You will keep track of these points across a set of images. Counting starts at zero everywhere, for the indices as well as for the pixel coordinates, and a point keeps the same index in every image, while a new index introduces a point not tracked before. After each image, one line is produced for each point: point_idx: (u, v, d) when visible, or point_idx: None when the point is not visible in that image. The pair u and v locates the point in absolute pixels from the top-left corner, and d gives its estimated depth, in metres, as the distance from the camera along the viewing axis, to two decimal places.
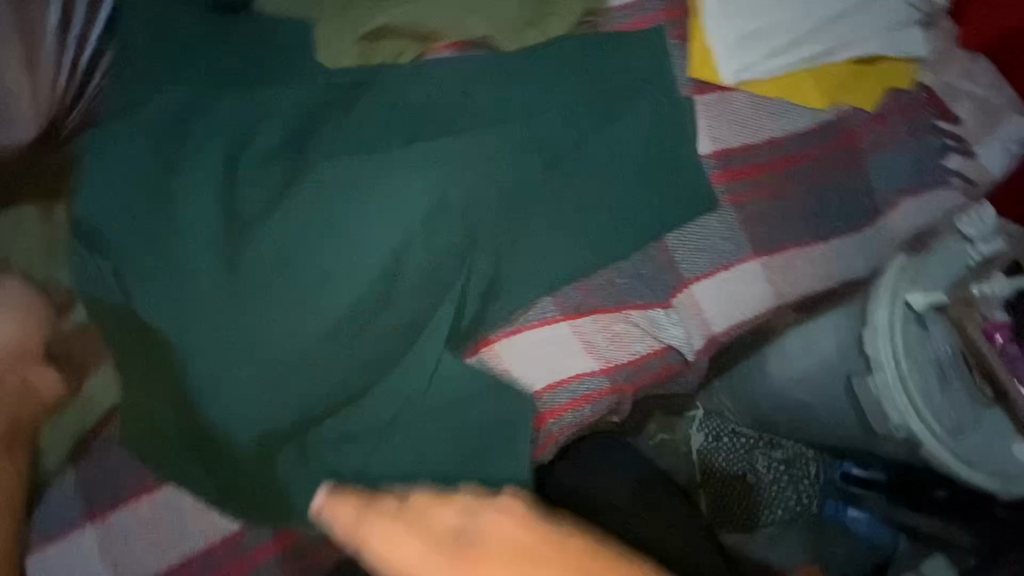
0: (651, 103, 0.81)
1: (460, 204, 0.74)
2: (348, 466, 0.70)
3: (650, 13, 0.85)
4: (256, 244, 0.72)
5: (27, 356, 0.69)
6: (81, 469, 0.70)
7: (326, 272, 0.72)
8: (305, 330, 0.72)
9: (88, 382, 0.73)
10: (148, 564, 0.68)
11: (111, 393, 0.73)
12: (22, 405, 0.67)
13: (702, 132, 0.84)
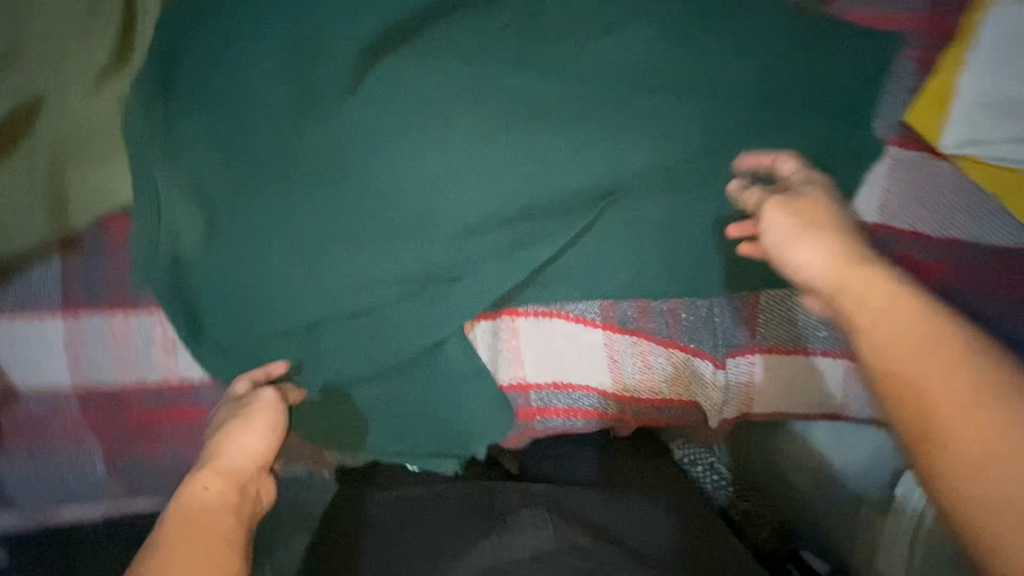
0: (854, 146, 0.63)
1: (558, 159, 0.61)
2: (319, 380, 0.64)
3: (903, 15, 0.64)
4: (310, 98, 0.59)
5: (261, 441, 0.54)
6: (65, 262, 0.60)
7: (371, 167, 0.59)
8: (320, 221, 0.60)
9: (261, 434, 0.55)
10: (104, 377, 0.63)
11: (265, 442, 0.55)
12: (230, 475, 0.51)
13: (875, 193, 0.65)
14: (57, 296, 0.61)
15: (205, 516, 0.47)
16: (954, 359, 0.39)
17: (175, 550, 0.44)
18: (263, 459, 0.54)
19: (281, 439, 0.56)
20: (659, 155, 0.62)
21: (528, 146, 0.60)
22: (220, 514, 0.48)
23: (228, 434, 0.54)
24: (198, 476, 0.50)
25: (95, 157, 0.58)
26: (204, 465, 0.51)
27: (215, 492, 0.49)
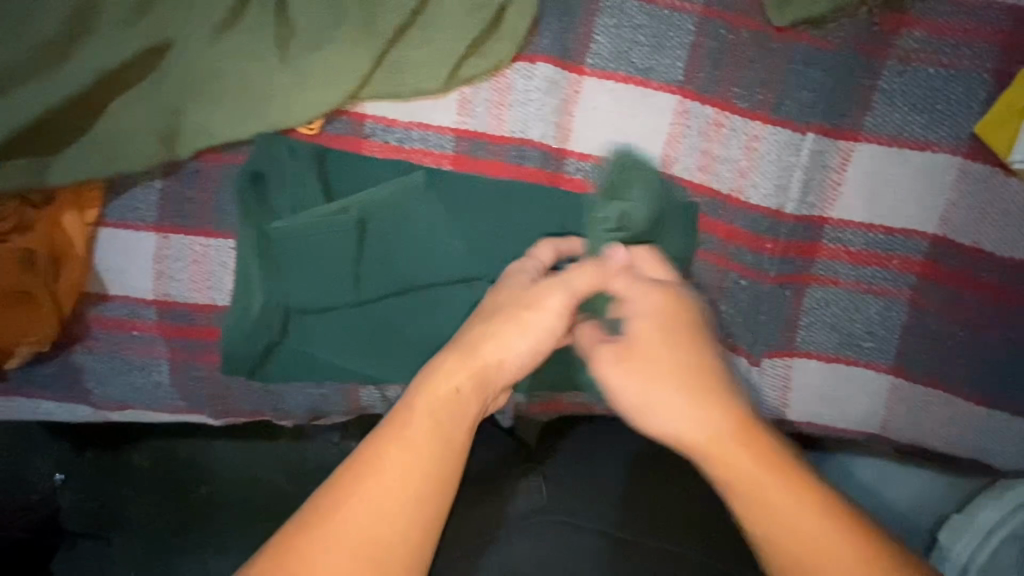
0: (899, 160, 0.64)
1: (598, 143, 0.68)
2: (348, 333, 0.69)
3: (983, 27, 0.62)
4: (385, 90, 0.67)
5: (448, 367, 0.50)
6: (165, 185, 0.69)
7: (423, 188, 0.67)
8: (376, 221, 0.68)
9: (526, 344, 0.52)
10: (180, 292, 0.70)
11: (522, 357, 0.52)
12: (421, 509, 0.45)
13: (936, 204, 0.65)
14: (153, 215, 0.69)
15: (361, 525, 0.43)
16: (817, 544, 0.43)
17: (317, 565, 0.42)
18: (472, 409, 0.49)
19: (478, 403, 0.50)
20: (705, 159, 0.66)
21: (573, 124, 0.67)
22: (374, 534, 0.43)
23: (397, 442, 0.47)
24: (354, 484, 0.45)
25: (203, 99, 0.65)
26: (307, 539, 0.43)
27: (401, 522, 0.44)
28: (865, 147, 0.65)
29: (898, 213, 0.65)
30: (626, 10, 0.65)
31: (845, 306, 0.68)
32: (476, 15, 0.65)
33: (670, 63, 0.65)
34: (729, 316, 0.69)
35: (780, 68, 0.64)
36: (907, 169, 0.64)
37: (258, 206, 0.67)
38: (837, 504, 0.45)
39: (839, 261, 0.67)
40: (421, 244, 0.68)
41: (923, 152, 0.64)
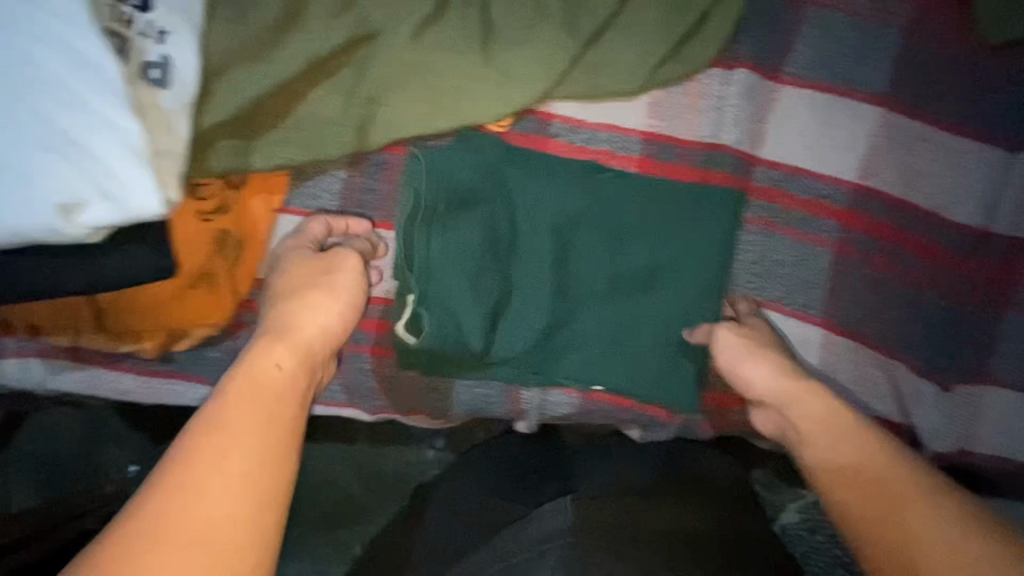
0: None
1: (790, 154, 0.66)
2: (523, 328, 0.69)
3: None
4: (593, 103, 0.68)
5: (278, 356, 0.54)
6: (349, 175, 0.70)
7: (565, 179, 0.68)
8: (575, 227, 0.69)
9: (320, 312, 0.58)
10: None
11: (327, 318, 0.58)
12: (234, 498, 0.43)
13: None
14: (336, 204, 0.70)
15: (213, 524, 0.41)
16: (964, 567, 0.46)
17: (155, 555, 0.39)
18: (286, 387, 0.52)
19: (302, 379, 0.54)
20: (907, 174, 0.64)
21: (766, 134, 0.67)
22: (226, 535, 0.41)
23: (216, 430, 0.46)
24: (191, 474, 0.43)
25: (401, 91, 0.66)
26: (171, 517, 0.41)
27: (229, 499, 0.43)
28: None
29: None
30: (833, 21, 0.65)
31: None
32: (679, 20, 0.65)
33: (875, 75, 0.64)
34: (917, 336, 0.67)
35: (991, 85, 0.63)
36: None
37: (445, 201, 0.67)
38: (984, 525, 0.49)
39: None
40: (585, 245, 0.69)
41: None
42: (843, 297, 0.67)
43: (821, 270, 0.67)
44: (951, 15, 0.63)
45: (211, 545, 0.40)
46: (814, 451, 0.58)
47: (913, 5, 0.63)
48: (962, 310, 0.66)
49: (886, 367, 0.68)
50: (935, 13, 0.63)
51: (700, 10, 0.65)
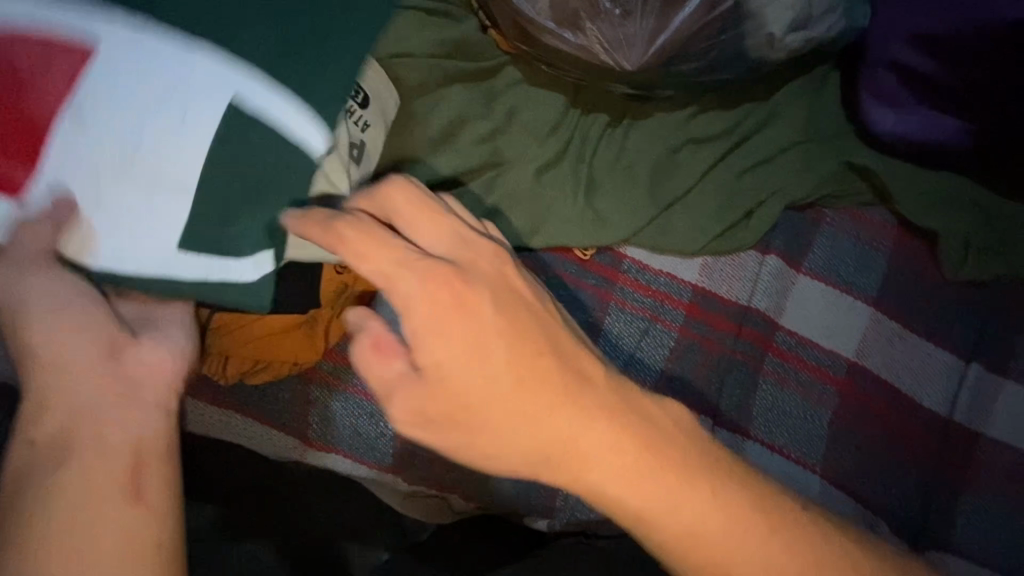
0: None
1: (804, 327, 0.84)
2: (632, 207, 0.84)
3: None
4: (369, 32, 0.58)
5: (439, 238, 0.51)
6: None
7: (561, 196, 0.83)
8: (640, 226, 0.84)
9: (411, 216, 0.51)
10: None
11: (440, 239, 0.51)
12: (505, 381, 0.49)
13: None
14: None
15: (511, 395, 0.49)
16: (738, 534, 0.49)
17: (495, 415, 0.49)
18: (493, 272, 0.52)
19: (478, 292, 0.49)
20: (886, 362, 0.82)
21: (789, 308, 0.84)
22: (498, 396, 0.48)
23: (426, 324, 0.48)
24: (436, 355, 0.48)
25: (515, 209, 0.82)
26: (449, 389, 0.48)
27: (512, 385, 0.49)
28: (1014, 384, 0.82)
29: None
30: (839, 237, 0.87)
31: (994, 516, 0.78)
32: (733, 209, 0.86)
33: (867, 283, 0.85)
34: (895, 497, 0.79)
35: (946, 307, 0.84)
36: None
37: None
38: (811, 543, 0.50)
39: (991, 473, 0.80)
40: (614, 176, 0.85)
41: None
42: (838, 452, 0.81)
43: (822, 425, 0.81)
44: (919, 253, 0.87)
45: (525, 425, 0.49)
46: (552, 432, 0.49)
47: (893, 240, 0.87)
48: (930, 479, 0.80)
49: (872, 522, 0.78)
50: (909, 249, 0.86)
51: (748, 207, 0.86)
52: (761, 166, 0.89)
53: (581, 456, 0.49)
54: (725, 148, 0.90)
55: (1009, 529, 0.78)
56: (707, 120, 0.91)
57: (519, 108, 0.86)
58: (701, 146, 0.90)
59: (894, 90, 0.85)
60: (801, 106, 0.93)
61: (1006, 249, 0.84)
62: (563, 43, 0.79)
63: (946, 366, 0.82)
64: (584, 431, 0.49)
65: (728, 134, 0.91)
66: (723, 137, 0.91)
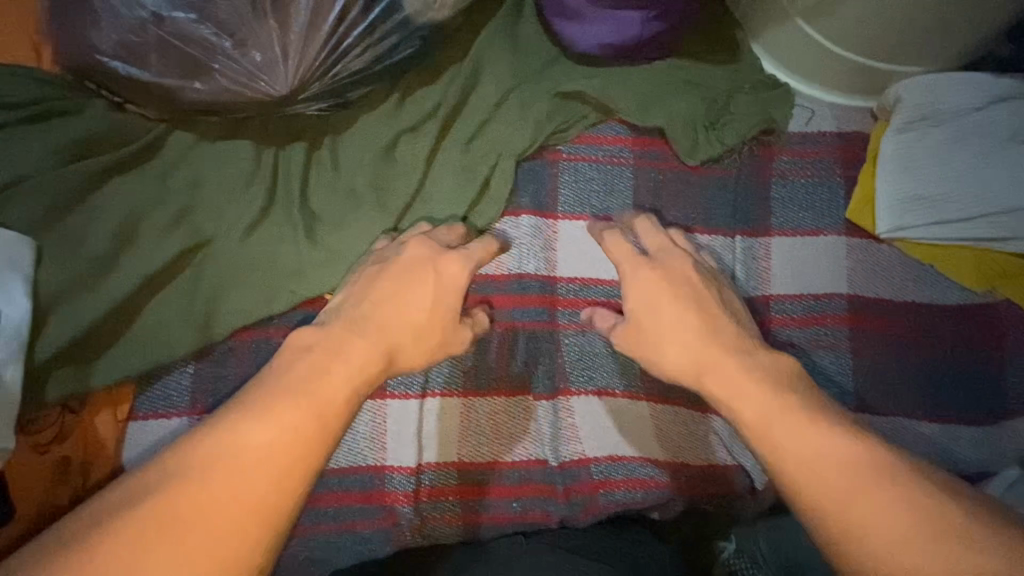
0: (810, 241, 0.84)
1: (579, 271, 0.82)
2: (338, 241, 0.77)
3: (825, 149, 0.87)
4: None
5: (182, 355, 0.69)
6: (197, 367, 0.73)
7: (254, 263, 0.74)
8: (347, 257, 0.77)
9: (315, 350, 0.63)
10: None
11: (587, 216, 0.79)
12: (769, 401, 0.61)
13: (842, 272, 0.83)
14: (185, 400, 0.71)
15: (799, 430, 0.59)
16: (849, 465, 0.56)
17: (779, 443, 0.59)
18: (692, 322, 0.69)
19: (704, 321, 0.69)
20: None
21: (561, 257, 0.82)
22: (762, 413, 0.61)
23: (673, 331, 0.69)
24: (722, 383, 0.65)
25: (236, 285, 0.73)
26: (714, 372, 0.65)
27: (766, 401, 0.62)
28: (778, 238, 0.84)
29: (818, 280, 0.83)
30: (579, 168, 0.85)
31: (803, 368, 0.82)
32: (470, 182, 0.83)
33: (620, 202, 0.84)
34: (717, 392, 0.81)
35: (700, 193, 0.84)
36: (814, 251, 0.83)
37: None
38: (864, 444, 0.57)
39: (788, 331, 0.82)
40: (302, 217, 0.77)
41: (805, 237, 0.84)
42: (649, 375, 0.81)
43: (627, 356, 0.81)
44: (659, 152, 0.86)
45: (788, 442, 0.59)
46: (805, 454, 0.57)
47: (630, 150, 0.86)
48: None
49: (697, 423, 0.82)
50: (648, 153, 0.86)
51: (485, 174, 0.83)
52: (485, 127, 0.86)
53: (732, 395, 0.64)
54: (442, 123, 0.85)
55: (819, 372, 0.82)
56: (415, 101, 0.85)
57: (204, 173, 0.77)
58: (417, 131, 0.84)
59: (573, 3, 0.82)
60: (502, 49, 0.88)
61: (727, 119, 0.85)
62: (202, 94, 0.71)
63: (715, 249, 0.83)
64: (791, 429, 0.59)
65: (441, 108, 0.85)
66: (437, 113, 0.85)
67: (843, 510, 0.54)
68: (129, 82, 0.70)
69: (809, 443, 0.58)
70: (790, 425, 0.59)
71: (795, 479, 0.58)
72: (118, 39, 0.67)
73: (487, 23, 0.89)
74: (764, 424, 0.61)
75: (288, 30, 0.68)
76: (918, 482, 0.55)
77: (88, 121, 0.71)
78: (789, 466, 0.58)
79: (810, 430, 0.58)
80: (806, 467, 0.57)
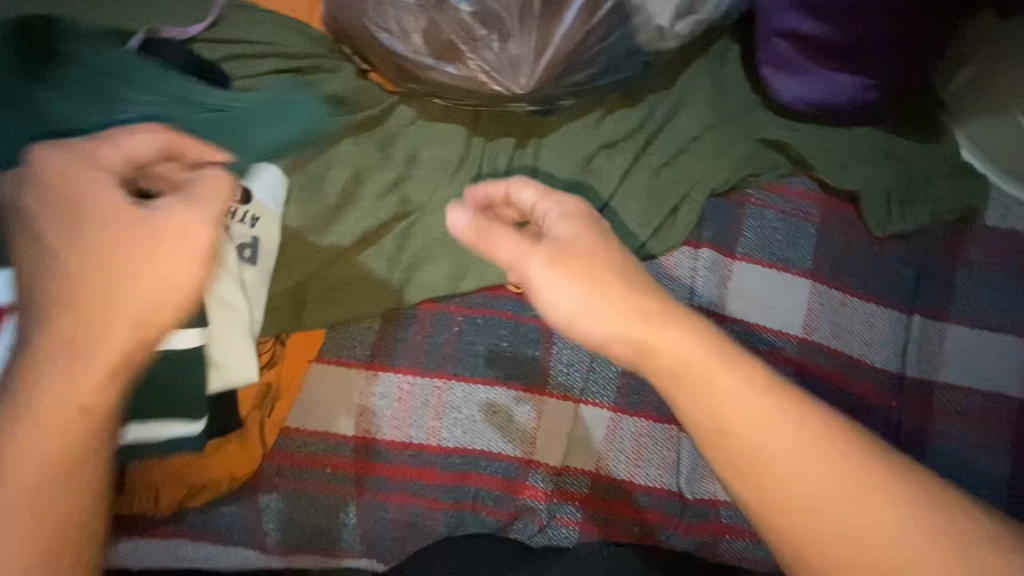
0: (989, 337, 0.82)
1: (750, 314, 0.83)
2: None
3: (1018, 248, 0.85)
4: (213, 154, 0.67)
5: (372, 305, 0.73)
6: (382, 326, 0.77)
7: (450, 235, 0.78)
8: None
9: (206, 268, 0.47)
10: (379, 430, 0.75)
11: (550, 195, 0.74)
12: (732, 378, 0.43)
13: (1018, 374, 0.81)
14: (366, 353, 0.76)
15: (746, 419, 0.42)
16: (822, 457, 0.41)
17: (753, 443, 0.41)
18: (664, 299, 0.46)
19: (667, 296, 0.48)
20: (834, 331, 0.82)
21: (733, 297, 0.83)
22: (718, 420, 0.42)
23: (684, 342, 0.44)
24: (693, 382, 0.43)
25: (433, 258, 0.77)
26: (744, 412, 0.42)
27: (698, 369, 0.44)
28: (956, 326, 0.82)
29: (991, 377, 0.81)
30: (765, 215, 0.86)
31: (961, 462, 0.80)
32: (659, 206, 0.85)
33: (801, 256, 0.85)
34: None
35: (882, 264, 0.84)
36: (989, 347, 0.82)
37: (482, 357, 0.79)
38: (867, 454, 0.41)
39: (950, 421, 0.81)
40: None
41: (984, 331, 0.82)
42: None
43: None
44: (846, 215, 0.87)
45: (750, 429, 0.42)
46: (752, 461, 0.41)
47: (819, 209, 0.87)
48: (901, 440, 0.80)
49: None
50: (835, 214, 0.86)
51: (674, 201, 0.85)
52: (678, 157, 0.88)
53: (707, 388, 0.43)
54: (638, 144, 0.87)
55: (978, 471, 0.79)
56: (617, 118, 0.88)
57: (421, 149, 0.81)
58: (613, 147, 0.87)
59: (794, 57, 0.83)
60: (706, 86, 0.91)
61: (920, 198, 0.86)
62: (448, 77, 0.75)
63: (889, 323, 0.83)
64: (770, 429, 0.41)
65: (640, 131, 0.88)
66: (635, 134, 0.88)
67: (820, 521, 0.40)
68: (387, 54, 0.75)
69: (795, 439, 0.41)
70: (763, 420, 0.41)
71: (762, 475, 0.41)
72: (395, 15, 0.72)
73: (698, 57, 0.91)
74: (727, 423, 0.42)
75: (545, 34, 0.73)
76: (899, 472, 0.41)
77: (339, 82, 0.77)
78: (763, 478, 0.41)
79: (779, 415, 0.42)
80: (809, 505, 0.40)
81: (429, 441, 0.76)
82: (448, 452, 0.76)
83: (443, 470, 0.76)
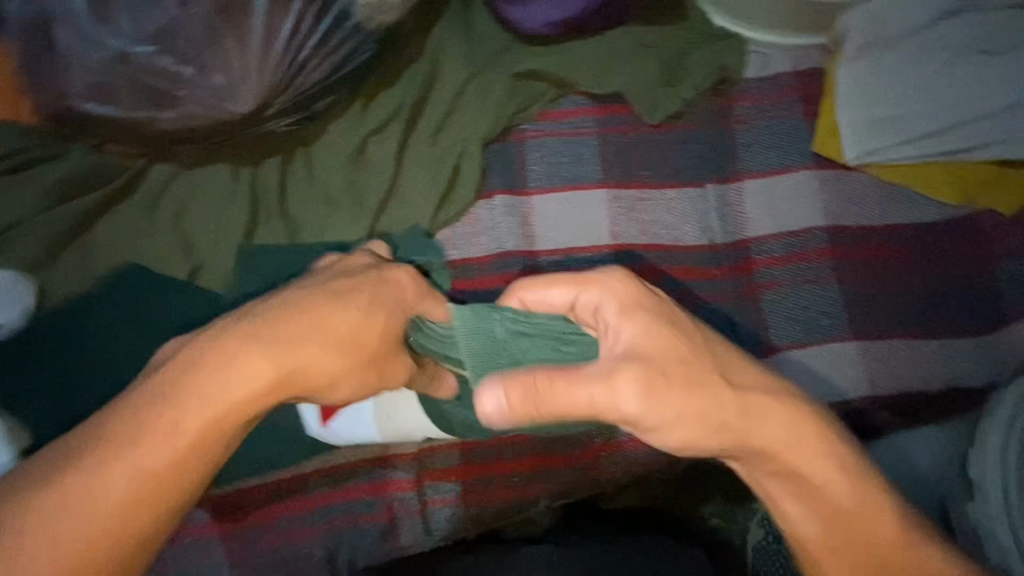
0: (781, 180, 0.85)
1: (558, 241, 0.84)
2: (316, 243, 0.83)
3: (783, 89, 0.88)
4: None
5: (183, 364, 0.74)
6: None
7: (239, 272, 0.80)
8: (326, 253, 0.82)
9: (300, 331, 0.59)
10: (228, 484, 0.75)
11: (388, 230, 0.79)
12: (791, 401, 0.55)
13: (817, 206, 0.84)
14: None
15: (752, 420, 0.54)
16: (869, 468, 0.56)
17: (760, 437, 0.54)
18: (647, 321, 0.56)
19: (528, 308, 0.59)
20: (642, 227, 0.84)
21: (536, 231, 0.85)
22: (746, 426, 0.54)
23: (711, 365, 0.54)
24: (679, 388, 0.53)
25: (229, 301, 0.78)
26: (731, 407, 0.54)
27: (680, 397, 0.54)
28: (749, 182, 0.85)
29: (794, 217, 0.84)
30: (545, 144, 0.87)
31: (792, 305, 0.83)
32: (441, 170, 0.85)
33: (590, 170, 0.86)
34: None
35: (667, 150, 0.86)
36: (782, 191, 0.85)
37: None
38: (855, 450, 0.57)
39: (771, 270, 0.83)
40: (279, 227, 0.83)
41: (773, 177, 0.85)
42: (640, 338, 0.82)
43: None
44: (621, 117, 0.88)
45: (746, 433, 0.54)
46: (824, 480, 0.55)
47: (594, 120, 0.88)
48: (732, 305, 0.83)
49: None
50: (610, 119, 0.88)
51: (453, 161, 0.85)
52: (449, 118, 0.88)
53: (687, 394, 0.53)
54: (407, 119, 0.87)
55: (808, 308, 0.83)
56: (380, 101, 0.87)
57: (184, 200, 0.80)
58: (382, 130, 0.87)
59: None
60: (456, 39, 0.90)
61: (682, 76, 0.88)
62: (171, 122, 0.73)
63: (687, 201, 0.85)
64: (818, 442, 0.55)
65: (405, 105, 0.87)
66: (401, 110, 0.87)
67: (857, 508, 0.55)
68: (103, 121, 0.73)
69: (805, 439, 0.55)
70: (772, 427, 0.55)
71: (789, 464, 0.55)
72: (90, 82, 0.70)
73: (441, 14, 0.91)
74: (716, 423, 0.54)
75: (246, 49, 0.72)
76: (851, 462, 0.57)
77: (69, 164, 0.76)
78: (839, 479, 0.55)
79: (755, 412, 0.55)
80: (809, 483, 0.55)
81: (285, 475, 0.76)
82: (306, 478, 0.76)
83: (308, 497, 0.76)
